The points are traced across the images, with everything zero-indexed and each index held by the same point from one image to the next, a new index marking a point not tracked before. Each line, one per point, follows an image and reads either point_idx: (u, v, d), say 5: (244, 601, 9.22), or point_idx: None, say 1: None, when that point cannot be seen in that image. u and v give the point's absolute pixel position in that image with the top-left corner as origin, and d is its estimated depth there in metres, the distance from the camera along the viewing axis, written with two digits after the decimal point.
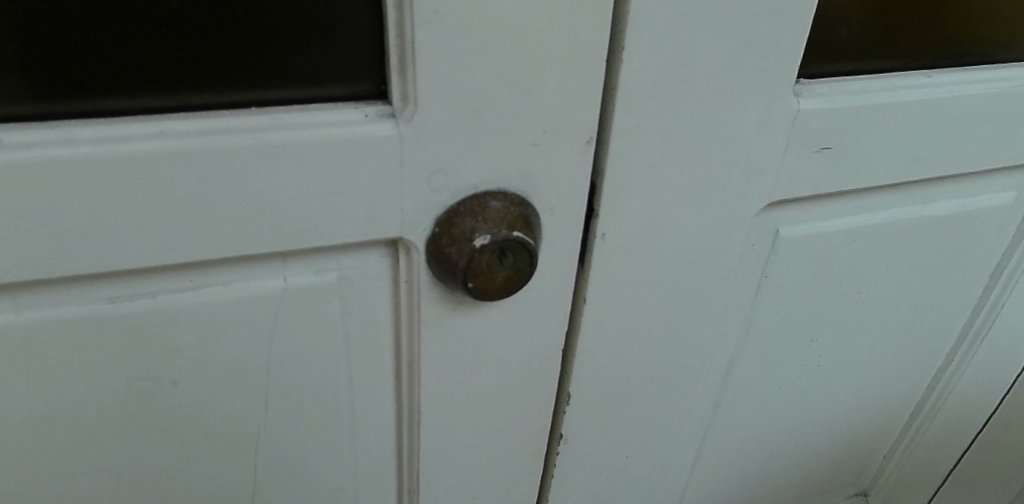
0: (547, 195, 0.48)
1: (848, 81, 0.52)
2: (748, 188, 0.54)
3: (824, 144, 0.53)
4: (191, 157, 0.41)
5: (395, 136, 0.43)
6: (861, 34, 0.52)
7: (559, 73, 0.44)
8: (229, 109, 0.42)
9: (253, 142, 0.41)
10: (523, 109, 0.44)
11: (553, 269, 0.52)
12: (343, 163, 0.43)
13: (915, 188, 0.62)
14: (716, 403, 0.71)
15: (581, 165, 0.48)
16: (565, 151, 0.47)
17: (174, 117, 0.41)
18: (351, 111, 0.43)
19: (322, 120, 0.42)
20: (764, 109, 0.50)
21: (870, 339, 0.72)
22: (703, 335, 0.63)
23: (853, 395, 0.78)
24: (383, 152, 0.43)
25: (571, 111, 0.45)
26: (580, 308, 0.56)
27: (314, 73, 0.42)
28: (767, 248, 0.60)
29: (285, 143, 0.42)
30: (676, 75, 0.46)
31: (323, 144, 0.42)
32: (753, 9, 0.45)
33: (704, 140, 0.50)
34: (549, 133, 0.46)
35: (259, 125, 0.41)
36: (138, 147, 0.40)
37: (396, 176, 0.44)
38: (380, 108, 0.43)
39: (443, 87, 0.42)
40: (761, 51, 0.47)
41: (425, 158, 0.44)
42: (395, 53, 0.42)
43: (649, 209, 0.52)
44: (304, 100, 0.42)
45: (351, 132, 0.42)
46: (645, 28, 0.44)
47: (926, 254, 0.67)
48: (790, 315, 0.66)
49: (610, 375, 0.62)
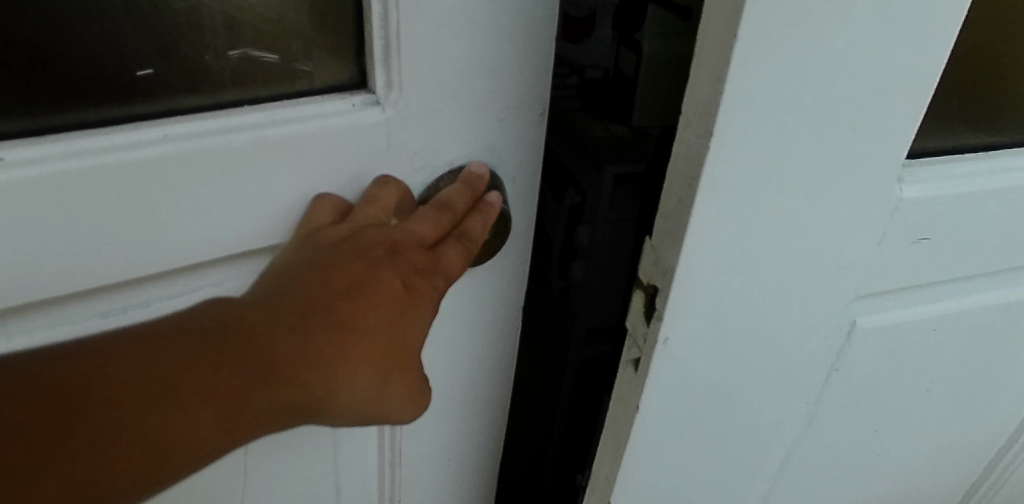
0: (511, 164, 0.49)
1: (954, 163, 0.45)
2: (831, 284, 0.47)
3: (924, 234, 0.46)
4: (201, 161, 0.39)
5: (383, 123, 0.43)
6: (959, 105, 0.45)
7: (520, 58, 0.44)
8: (221, 109, 0.40)
9: (254, 139, 0.40)
10: (493, 87, 0.45)
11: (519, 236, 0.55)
12: (339, 154, 0.43)
13: (1004, 273, 0.54)
14: (765, 496, 0.63)
15: (537, 131, 0.48)
16: (526, 122, 0.47)
17: (173, 121, 0.39)
18: (339, 101, 0.42)
19: (316, 111, 0.41)
20: (858, 200, 0.42)
21: (933, 427, 0.65)
22: (757, 430, 0.56)
23: (909, 484, 0.71)
24: (371, 139, 0.43)
25: (530, 84, 0.46)
26: (615, 290, 0.98)
27: (294, 55, 0.41)
28: (842, 340, 0.52)
29: (284, 138, 0.41)
30: (767, 164, 0.38)
31: (319, 137, 0.41)
32: (861, 89, 0.37)
33: (792, 236, 0.42)
34: (510, 107, 0.46)
35: (257, 122, 0.40)
36: (142, 154, 0.38)
37: (375, 160, 0.44)
38: (366, 95, 0.42)
39: (426, 70, 0.42)
40: (868, 135, 0.39)
41: (404, 141, 0.44)
42: (376, 43, 0.40)
43: (719, 308, 0.45)
44: (288, 93, 0.41)
45: (345, 123, 0.42)
46: (741, 111, 0.35)
47: (1006, 340, 0.60)
48: (853, 408, 0.59)
49: (658, 478, 0.54)
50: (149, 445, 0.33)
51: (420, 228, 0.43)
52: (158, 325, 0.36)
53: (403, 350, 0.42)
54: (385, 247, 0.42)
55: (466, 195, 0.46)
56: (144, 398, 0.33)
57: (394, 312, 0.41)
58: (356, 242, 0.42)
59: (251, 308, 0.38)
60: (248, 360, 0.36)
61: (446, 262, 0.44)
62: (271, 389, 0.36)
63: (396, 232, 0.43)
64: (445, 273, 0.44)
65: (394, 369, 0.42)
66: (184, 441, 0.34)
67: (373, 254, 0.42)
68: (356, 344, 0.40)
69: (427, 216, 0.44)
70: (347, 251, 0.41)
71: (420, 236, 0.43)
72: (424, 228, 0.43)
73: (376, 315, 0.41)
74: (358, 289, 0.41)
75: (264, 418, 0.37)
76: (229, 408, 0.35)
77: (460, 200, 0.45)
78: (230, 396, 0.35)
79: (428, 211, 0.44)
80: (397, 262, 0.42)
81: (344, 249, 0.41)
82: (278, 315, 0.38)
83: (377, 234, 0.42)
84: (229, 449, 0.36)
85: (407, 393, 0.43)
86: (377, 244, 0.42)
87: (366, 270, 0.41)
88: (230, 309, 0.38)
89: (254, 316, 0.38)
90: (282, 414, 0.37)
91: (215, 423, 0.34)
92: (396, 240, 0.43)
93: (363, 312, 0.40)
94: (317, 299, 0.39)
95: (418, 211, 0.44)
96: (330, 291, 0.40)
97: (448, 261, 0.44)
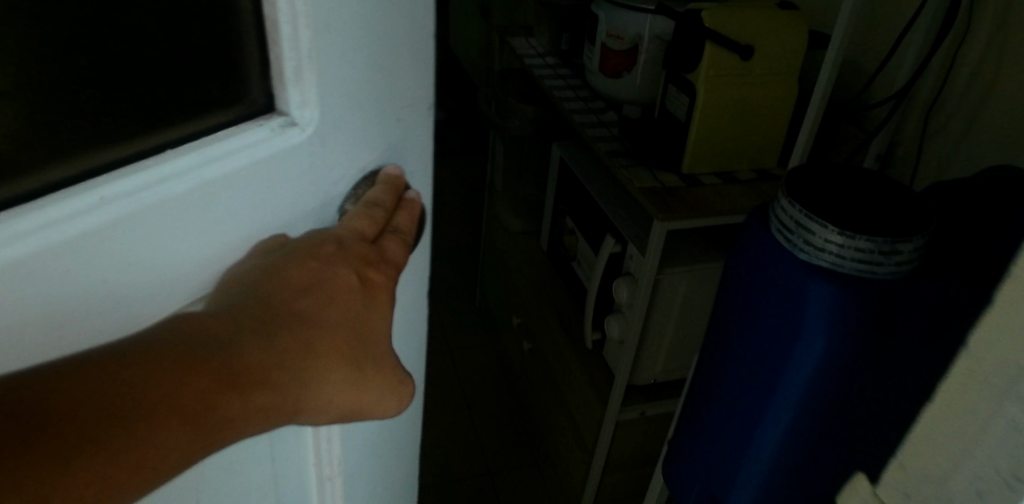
0: (406, 155, 0.65)
1: None
2: None
3: None
4: (143, 215, 0.47)
5: (305, 138, 0.55)
6: None
7: (398, 68, 0.59)
8: (147, 158, 0.49)
9: (194, 182, 0.49)
10: (383, 95, 0.59)
11: (411, 207, 0.63)
12: (270, 174, 0.54)
13: None
14: None
15: (426, 125, 0.66)
16: (416, 119, 0.64)
17: (103, 183, 0.46)
18: (260, 128, 0.53)
19: (245, 141, 0.52)
20: None
21: None
22: None
23: None
24: (294, 154, 0.55)
25: (410, 94, 0.62)
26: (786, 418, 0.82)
27: (220, 101, 0.52)
28: None
29: (216, 176, 0.50)
30: None
31: (250, 166, 0.52)
32: None
33: None
34: (404, 108, 0.62)
35: (191, 165, 0.50)
36: (88, 223, 0.45)
37: (309, 176, 0.57)
38: (279, 119, 0.54)
39: (339, 94, 0.55)
40: None
41: (325, 155, 0.57)
42: (289, 64, 0.52)
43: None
44: (229, 124, 0.53)
45: (268, 143, 0.53)
46: None
47: None
48: None
49: None
50: (120, 464, 0.42)
51: (354, 226, 0.58)
52: (150, 339, 0.46)
53: (367, 336, 0.57)
54: (331, 244, 0.56)
55: (387, 189, 0.62)
56: (62, 438, 0.40)
57: (361, 302, 0.57)
58: (305, 248, 0.55)
59: (242, 309, 0.51)
60: (233, 361, 0.48)
61: (383, 251, 0.60)
62: (242, 390, 0.48)
63: (333, 234, 0.58)
64: (385, 268, 0.59)
65: (360, 354, 0.56)
66: (162, 445, 0.44)
67: (322, 251, 0.56)
68: (321, 332, 0.54)
69: (353, 220, 0.59)
70: (299, 254, 0.55)
71: (358, 234, 0.58)
72: (355, 225, 0.58)
73: (338, 303, 0.55)
74: (319, 283, 0.55)
75: (251, 412, 0.49)
76: (207, 407, 0.46)
77: (385, 196, 0.61)
78: (219, 396, 0.47)
79: (361, 213, 0.59)
80: (345, 254, 0.56)
81: (298, 253, 0.55)
82: (257, 307, 0.52)
83: (317, 240, 0.57)
84: (264, 425, 0.50)
85: (379, 371, 0.58)
86: (322, 242, 0.56)
87: (324, 273, 0.55)
88: (214, 314, 0.50)
89: (239, 313, 0.51)
90: (277, 413, 0.51)
91: (181, 423, 0.45)
92: (337, 238, 0.57)
93: (325, 305, 0.55)
94: (287, 293, 0.53)
95: (346, 217, 0.59)
96: (298, 286, 0.54)
97: (392, 254, 0.60)
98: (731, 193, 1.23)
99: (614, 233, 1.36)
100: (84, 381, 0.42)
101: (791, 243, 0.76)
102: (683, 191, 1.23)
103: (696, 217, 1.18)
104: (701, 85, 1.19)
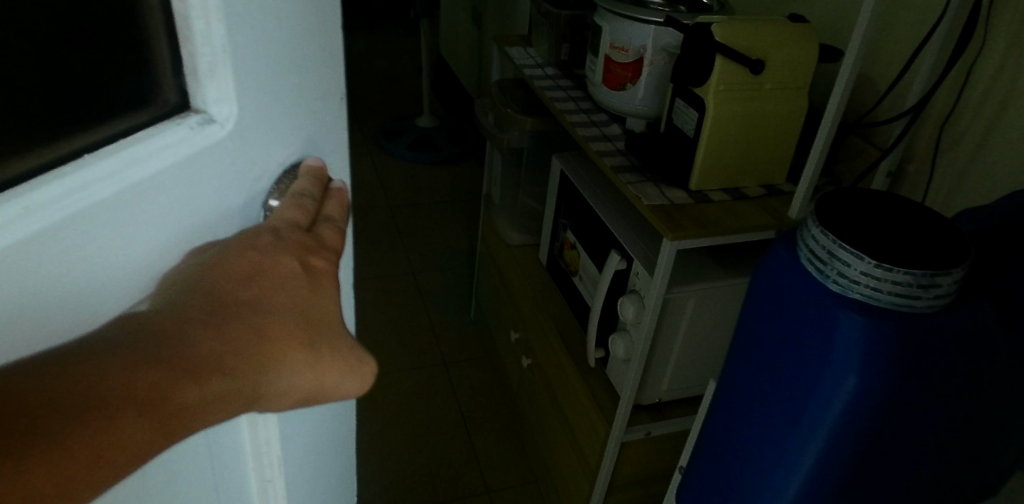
0: (325, 145, 0.65)
1: None
2: None
3: None
4: (69, 222, 0.44)
5: (224, 134, 0.53)
6: None
7: (310, 59, 0.59)
8: (66, 164, 0.46)
9: (118, 187, 0.47)
10: (298, 86, 0.59)
11: (338, 194, 0.63)
12: (193, 173, 0.52)
13: None
14: None
15: (341, 113, 0.66)
16: (331, 109, 0.64)
17: (24, 190, 0.43)
18: (179, 128, 0.51)
19: (166, 142, 0.50)
20: None
21: None
22: None
23: None
24: (214, 152, 0.53)
25: (322, 84, 0.62)
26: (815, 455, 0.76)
27: (135, 102, 0.50)
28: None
29: (140, 180, 0.48)
30: None
31: (174, 167, 0.50)
32: None
33: None
34: (318, 99, 0.62)
35: (113, 169, 0.47)
36: (11, 234, 0.41)
37: (232, 174, 0.55)
38: (195, 117, 0.52)
39: (255, 88, 0.54)
40: None
41: (245, 152, 0.56)
42: (201, 60, 0.50)
43: None
44: (145, 125, 0.50)
45: (188, 141, 0.51)
46: None
47: None
48: None
49: None
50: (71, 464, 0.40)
51: (287, 215, 0.58)
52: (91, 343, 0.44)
53: (319, 320, 0.56)
54: (266, 234, 0.55)
55: (313, 178, 0.61)
56: (6, 446, 0.38)
57: (306, 286, 0.55)
58: (240, 241, 0.54)
59: (190, 303, 0.49)
60: (182, 354, 0.46)
61: (320, 237, 0.59)
62: (197, 380, 0.47)
63: (266, 225, 0.56)
64: (324, 254, 0.59)
65: (313, 336, 0.55)
66: (122, 434, 0.43)
67: (259, 241, 0.55)
68: (272, 321, 0.52)
69: (284, 210, 0.58)
70: (235, 246, 0.53)
71: (292, 222, 0.57)
72: (287, 214, 0.58)
73: (285, 290, 0.54)
74: (261, 273, 0.53)
75: (210, 402, 0.48)
76: (163, 395, 0.45)
77: (314, 186, 0.61)
78: (178, 383, 0.46)
79: (291, 203, 0.59)
80: (283, 243, 0.55)
81: (234, 245, 0.53)
82: (203, 299, 0.50)
83: (252, 232, 0.55)
84: (223, 414, 0.49)
85: (335, 353, 0.56)
86: (258, 233, 0.55)
87: (264, 263, 0.53)
88: (158, 311, 0.48)
89: (184, 307, 0.49)
90: (238, 399, 0.50)
91: (139, 419, 0.43)
92: (272, 228, 0.56)
93: (271, 294, 0.53)
94: (231, 286, 0.51)
95: (275, 210, 0.58)
96: (239, 277, 0.52)
97: (330, 240, 0.60)
98: (742, 210, 1.20)
99: (619, 249, 1.33)
100: (12, 393, 0.39)
101: (823, 273, 0.74)
102: (692, 208, 1.19)
103: (706, 236, 1.15)
104: (711, 101, 1.15)
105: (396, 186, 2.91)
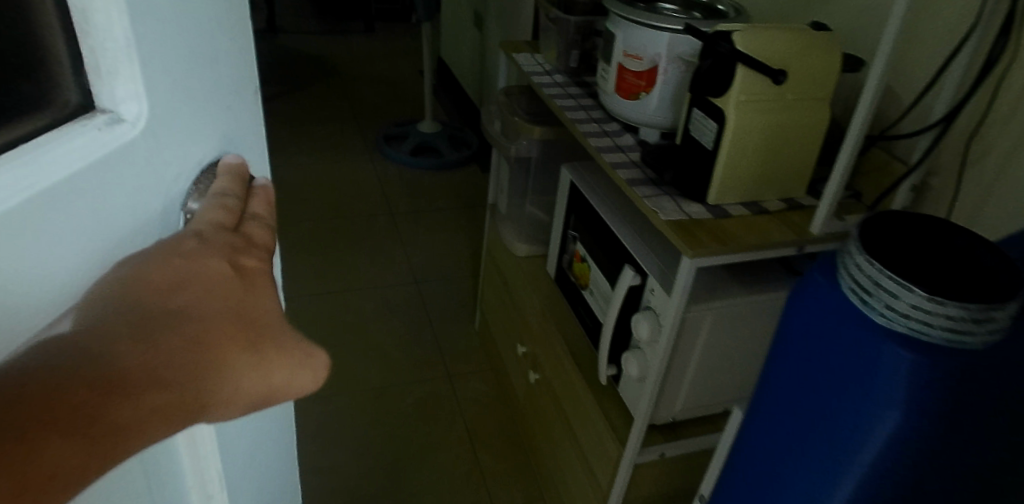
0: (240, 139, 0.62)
1: None
2: None
3: None
4: None
5: (135, 133, 0.49)
6: None
7: (219, 50, 0.57)
8: None
9: (27, 195, 0.42)
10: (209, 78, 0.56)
11: (262, 191, 0.60)
12: (108, 176, 0.47)
13: None
14: None
15: (252, 107, 0.64)
16: (245, 103, 0.62)
17: None
18: (90, 127, 0.47)
19: (76, 143, 0.46)
20: None
21: None
22: None
23: None
24: (127, 152, 0.49)
25: (232, 76, 0.59)
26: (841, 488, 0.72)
27: (38, 102, 0.45)
28: None
29: (50, 186, 0.43)
30: None
31: (86, 171, 0.46)
32: None
33: None
34: (231, 92, 0.60)
35: (17, 176, 0.42)
36: None
37: (148, 176, 0.51)
38: (103, 115, 0.48)
39: (165, 82, 0.51)
40: None
41: (159, 153, 0.52)
42: (104, 53, 0.47)
43: None
44: (50, 126, 0.46)
45: (98, 140, 0.47)
46: None
47: None
48: None
49: None
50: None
51: (209, 216, 0.54)
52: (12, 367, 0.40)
53: (262, 323, 0.52)
54: (190, 238, 0.52)
55: (231, 177, 0.58)
56: None
57: (241, 289, 0.52)
58: (162, 248, 0.50)
59: (118, 318, 0.45)
60: (113, 371, 0.43)
61: (247, 236, 0.55)
62: (129, 392, 0.43)
63: (188, 229, 0.53)
64: (255, 252, 0.55)
65: (254, 338, 0.51)
66: (49, 464, 0.39)
67: (183, 247, 0.51)
68: (207, 330, 0.48)
69: (205, 211, 0.54)
70: (157, 255, 0.49)
71: (216, 222, 0.54)
72: (209, 215, 0.54)
73: (218, 294, 0.50)
74: (189, 279, 0.49)
75: (148, 416, 0.44)
76: (91, 417, 0.41)
77: (235, 185, 0.58)
78: (108, 402, 0.42)
79: (213, 205, 0.55)
80: (208, 246, 0.52)
81: (155, 252, 0.49)
82: (134, 315, 0.46)
83: (174, 237, 0.51)
84: (169, 430, 0.46)
85: (282, 351, 0.52)
86: (182, 238, 0.51)
87: (192, 267, 0.50)
88: (82, 328, 0.44)
89: (109, 323, 0.45)
90: (183, 415, 0.46)
91: (67, 441, 0.40)
92: (195, 231, 0.52)
93: (201, 300, 0.49)
94: (163, 301, 0.48)
95: (196, 213, 0.54)
96: (163, 285, 0.48)
97: (259, 237, 0.56)
98: (764, 226, 1.15)
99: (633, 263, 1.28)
100: None
101: (867, 304, 0.69)
102: (709, 223, 1.15)
103: (728, 253, 1.10)
104: (731, 111, 1.10)
105: (398, 193, 2.86)
